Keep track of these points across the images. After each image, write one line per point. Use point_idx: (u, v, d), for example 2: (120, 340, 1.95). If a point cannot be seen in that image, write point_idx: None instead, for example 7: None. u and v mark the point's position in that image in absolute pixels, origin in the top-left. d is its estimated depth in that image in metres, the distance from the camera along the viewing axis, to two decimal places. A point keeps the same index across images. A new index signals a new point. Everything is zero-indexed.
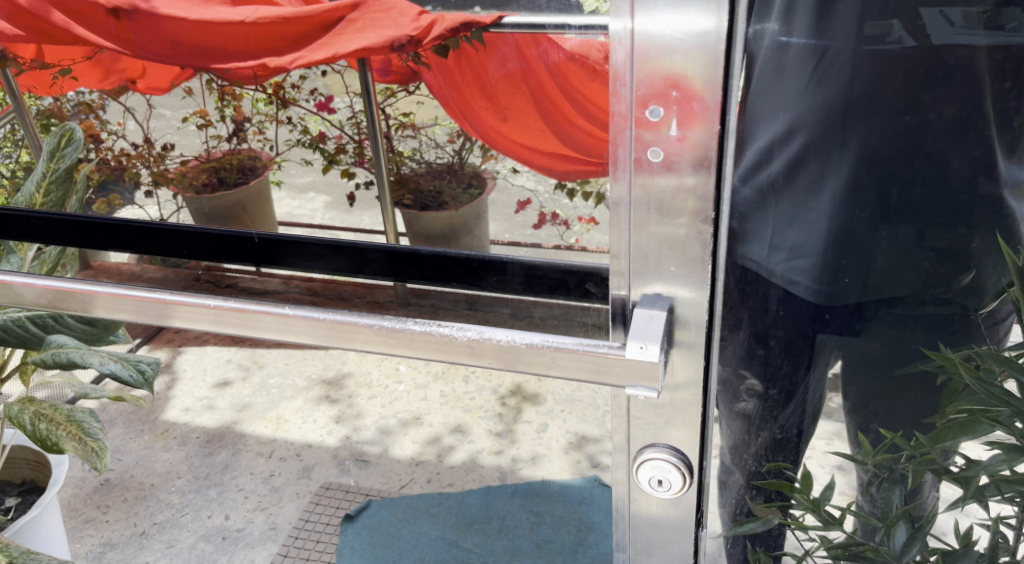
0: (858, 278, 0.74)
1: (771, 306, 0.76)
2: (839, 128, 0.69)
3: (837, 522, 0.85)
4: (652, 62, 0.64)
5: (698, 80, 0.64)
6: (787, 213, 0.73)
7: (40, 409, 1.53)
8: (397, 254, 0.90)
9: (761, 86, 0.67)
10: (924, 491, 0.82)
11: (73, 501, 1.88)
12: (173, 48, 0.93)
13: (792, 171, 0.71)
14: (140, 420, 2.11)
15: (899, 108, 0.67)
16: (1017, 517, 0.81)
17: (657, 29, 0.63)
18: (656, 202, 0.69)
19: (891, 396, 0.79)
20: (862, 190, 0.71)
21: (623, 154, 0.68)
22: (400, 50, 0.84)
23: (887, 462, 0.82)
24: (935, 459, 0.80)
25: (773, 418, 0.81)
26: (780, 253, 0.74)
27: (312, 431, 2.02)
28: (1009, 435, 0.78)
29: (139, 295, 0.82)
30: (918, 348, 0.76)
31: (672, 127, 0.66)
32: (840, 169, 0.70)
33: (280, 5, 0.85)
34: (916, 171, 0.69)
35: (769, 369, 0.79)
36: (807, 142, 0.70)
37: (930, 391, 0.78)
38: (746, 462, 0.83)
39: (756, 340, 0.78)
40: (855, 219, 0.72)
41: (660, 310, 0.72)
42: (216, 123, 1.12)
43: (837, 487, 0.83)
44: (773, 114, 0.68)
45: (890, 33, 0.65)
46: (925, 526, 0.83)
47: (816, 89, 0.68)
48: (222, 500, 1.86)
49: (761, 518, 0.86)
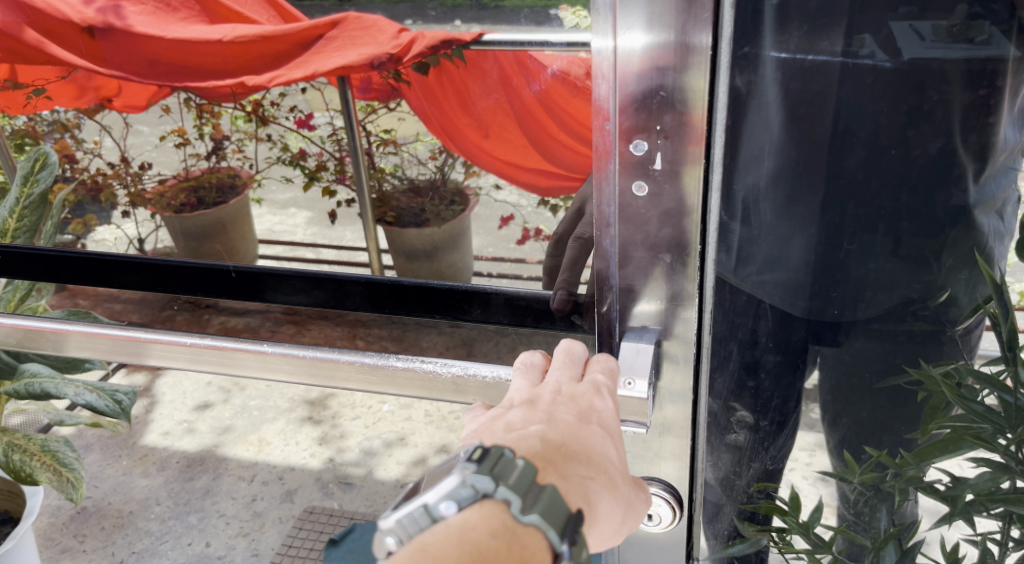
0: (838, 294, 0.75)
1: (761, 339, 0.78)
2: (820, 146, 0.69)
3: (827, 544, 0.84)
4: (637, 87, 0.63)
5: (688, 105, 0.64)
6: (773, 240, 0.74)
7: (14, 439, 1.51)
8: (378, 285, 0.97)
9: (745, 123, 0.68)
10: (909, 508, 0.81)
11: (49, 530, 1.79)
12: (148, 66, 0.90)
13: (771, 185, 0.71)
14: (118, 445, 2.01)
15: (885, 143, 0.68)
16: (1001, 533, 0.78)
17: (640, 49, 0.62)
18: (642, 232, 0.69)
19: (876, 409, 0.80)
20: (846, 214, 0.71)
21: (609, 190, 0.68)
22: (379, 68, 0.83)
23: (873, 480, 0.82)
24: (921, 477, 0.80)
25: (765, 449, 0.82)
26: (752, 265, 0.74)
27: (295, 453, 1.95)
28: (995, 452, 0.76)
29: (112, 334, 0.80)
30: (899, 364, 0.77)
31: (658, 161, 0.66)
32: (826, 199, 0.71)
33: (258, 22, 0.82)
34: (902, 206, 0.70)
35: (760, 400, 0.80)
36: (787, 158, 0.70)
37: (909, 407, 0.78)
38: (739, 490, 0.85)
39: (746, 372, 0.79)
40: (842, 251, 0.73)
41: (648, 344, 0.72)
42: (194, 140, 0.95)
43: (824, 507, 0.83)
44: (761, 146, 0.69)
45: (862, 47, 0.65)
46: (913, 544, 0.82)
47: (802, 123, 0.68)
48: (203, 527, 1.78)
49: (750, 540, 0.87)
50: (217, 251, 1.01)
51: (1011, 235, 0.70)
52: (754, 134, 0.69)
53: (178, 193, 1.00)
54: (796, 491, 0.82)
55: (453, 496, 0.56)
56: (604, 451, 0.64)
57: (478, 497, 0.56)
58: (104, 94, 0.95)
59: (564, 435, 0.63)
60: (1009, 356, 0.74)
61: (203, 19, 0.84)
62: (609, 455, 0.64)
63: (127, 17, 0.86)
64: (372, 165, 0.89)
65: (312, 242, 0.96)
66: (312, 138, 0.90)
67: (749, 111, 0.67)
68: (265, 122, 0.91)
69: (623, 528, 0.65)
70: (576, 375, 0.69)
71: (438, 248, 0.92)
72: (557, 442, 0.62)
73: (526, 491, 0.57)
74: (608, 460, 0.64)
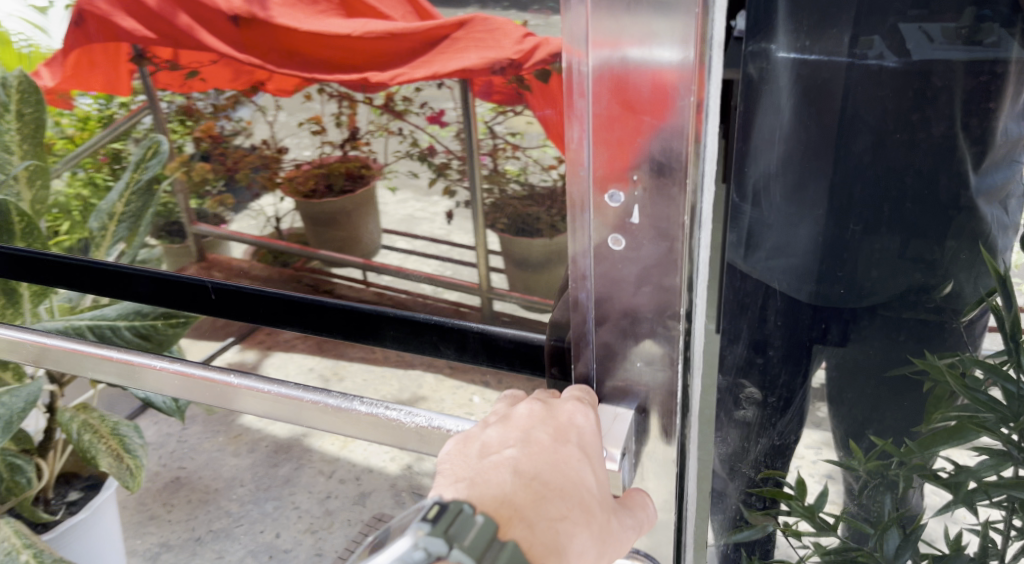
0: (842, 280, 0.79)
1: (769, 318, 0.84)
2: (825, 137, 0.75)
3: (831, 529, 0.87)
4: (609, 139, 0.69)
5: (659, 157, 0.68)
6: (782, 220, 0.80)
7: (89, 419, 1.62)
8: (354, 312, 0.97)
9: (757, 107, 0.75)
10: (912, 497, 0.83)
11: (143, 495, 1.97)
12: (290, 58, 0.89)
13: (779, 171, 0.78)
14: (219, 421, 2.17)
15: (891, 127, 0.73)
16: (1004, 522, 0.80)
17: (610, 105, 0.68)
18: (617, 277, 0.75)
19: (883, 400, 0.82)
20: (851, 202, 0.77)
21: (589, 241, 0.75)
22: (500, 73, 0.82)
23: (879, 469, 0.84)
24: (926, 466, 0.82)
25: (773, 425, 0.87)
26: (760, 251, 0.81)
27: (375, 455, 2.03)
28: (996, 440, 0.79)
29: (184, 373, 0.97)
30: (906, 355, 0.80)
31: (636, 214, 0.71)
32: (834, 181, 0.77)
33: (392, 19, 0.83)
34: (907, 188, 0.74)
35: (768, 377, 0.85)
36: (792, 146, 0.77)
37: (916, 396, 0.81)
38: (746, 470, 0.89)
39: (755, 350, 0.85)
40: (848, 232, 0.78)
41: (626, 411, 0.79)
42: (330, 130, 0.91)
43: (829, 495, 0.86)
44: (771, 130, 0.76)
45: (871, 48, 0.71)
46: (916, 531, 0.84)
47: (810, 109, 0.75)
48: (277, 517, 1.88)
49: (757, 525, 0.91)
50: (341, 240, 0.98)
51: (1017, 226, 0.73)
52: (763, 119, 0.76)
53: (310, 178, 0.95)
54: (802, 476, 0.86)
55: (405, 558, 0.60)
56: (580, 474, 0.70)
57: (431, 558, 0.60)
58: (259, 77, 0.91)
59: (536, 463, 0.69)
60: (1011, 347, 0.77)
61: (340, 12, 0.84)
62: (585, 479, 0.70)
63: (272, 8, 0.86)
64: (492, 170, 0.86)
65: (447, 236, 0.93)
66: (444, 135, 0.87)
67: (759, 98, 0.75)
68: (398, 116, 0.87)
69: (603, 556, 0.69)
70: (551, 400, 0.76)
71: (554, 259, 0.91)
72: (529, 474, 0.68)
73: (483, 551, 0.61)
74: (584, 485, 0.69)
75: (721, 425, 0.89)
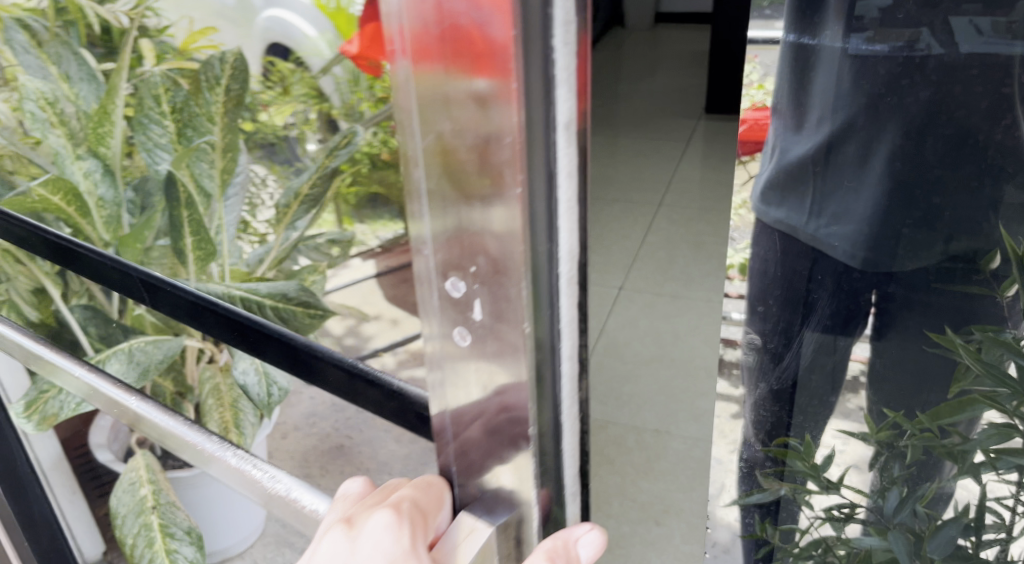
0: (886, 247, 0.81)
1: (771, 266, 0.87)
2: (862, 111, 0.77)
3: (836, 487, 0.96)
4: (442, 205, 0.61)
5: (497, 232, 0.59)
6: (823, 187, 0.83)
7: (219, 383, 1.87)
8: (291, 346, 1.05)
9: (791, 83, 0.78)
10: (922, 464, 0.90)
11: None
12: None
13: (827, 147, 0.80)
14: None
15: (889, 93, 0.75)
16: (1008, 496, 0.87)
17: (438, 169, 0.60)
18: (469, 371, 0.66)
19: (890, 363, 0.86)
20: (898, 170, 0.77)
21: (437, 324, 0.66)
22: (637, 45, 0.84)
23: (889, 439, 0.90)
24: (936, 436, 0.87)
25: (771, 369, 0.93)
26: (821, 220, 0.84)
27: None
28: (1003, 413, 0.83)
29: (104, 387, 1.04)
30: (923, 329, 0.83)
31: (476, 307, 0.62)
32: (869, 154, 0.78)
33: None
34: (906, 150, 0.76)
35: (768, 324, 0.90)
36: (834, 122, 0.78)
37: (936, 367, 0.84)
38: (749, 415, 0.96)
39: (756, 299, 0.89)
40: (875, 200, 0.80)
41: (487, 524, 0.69)
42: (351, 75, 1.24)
43: (835, 455, 0.94)
44: (801, 104, 0.78)
45: (918, 40, 0.71)
46: (918, 495, 0.92)
47: (834, 85, 0.76)
48: None
49: (768, 490, 1.00)
50: None
51: None
52: (808, 91, 0.78)
53: None
54: (812, 440, 0.94)
55: None
56: None
57: None
58: None
59: None
60: None
61: None
62: None
63: None
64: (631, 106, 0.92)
65: None
66: None
67: (790, 74, 0.77)
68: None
69: None
70: (354, 533, 0.68)
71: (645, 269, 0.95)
72: None
73: None
74: None
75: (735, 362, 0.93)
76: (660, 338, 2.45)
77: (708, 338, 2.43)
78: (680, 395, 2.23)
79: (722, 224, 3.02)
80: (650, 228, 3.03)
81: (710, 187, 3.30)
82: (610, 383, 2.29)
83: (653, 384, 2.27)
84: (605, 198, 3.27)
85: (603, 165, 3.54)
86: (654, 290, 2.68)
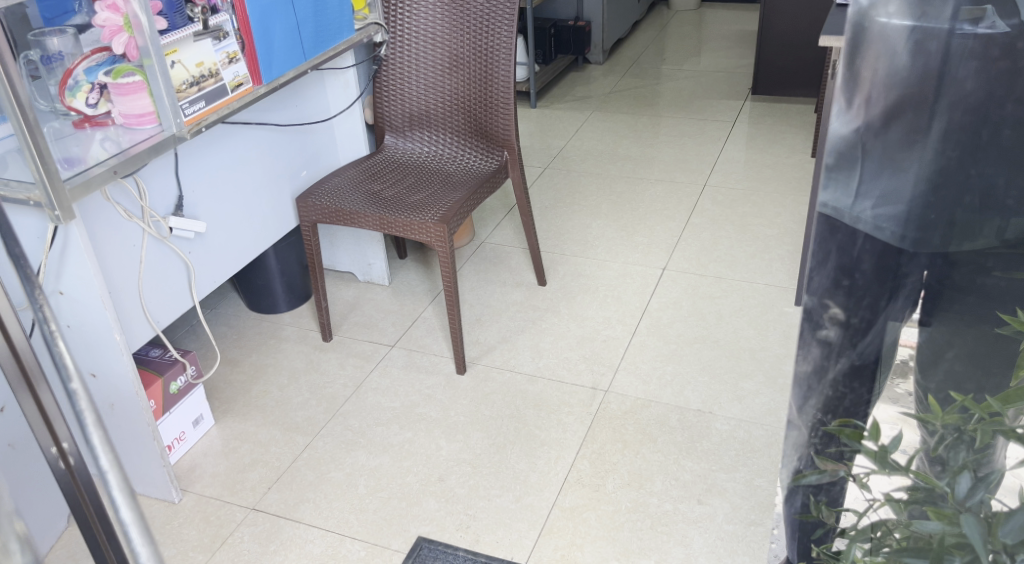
0: (936, 219, 0.87)
1: (858, 241, 0.90)
2: (944, 82, 0.80)
3: (903, 469, 0.96)
4: None
5: None
6: (881, 165, 0.86)
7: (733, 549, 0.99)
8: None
9: (867, 63, 0.80)
10: (991, 450, 0.88)
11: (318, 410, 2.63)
12: (442, 118, 2.43)
13: (883, 123, 0.83)
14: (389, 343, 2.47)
15: (995, 55, 0.78)
16: None
17: None
18: None
19: (960, 351, 0.91)
20: (981, 140, 0.82)
21: None
22: None
23: (955, 422, 0.90)
24: (1006, 421, 0.86)
25: (853, 345, 0.99)
26: (869, 201, 0.88)
27: (546, 408, 2.18)
28: None
29: None
30: (996, 312, 0.87)
31: None
32: (935, 122, 0.83)
33: (445, 86, 2.38)
34: (1007, 114, 0.80)
35: (852, 301, 0.95)
36: (900, 97, 0.82)
37: (1007, 357, 0.88)
38: (825, 388, 1.04)
39: (842, 273, 0.93)
40: (945, 159, 0.84)
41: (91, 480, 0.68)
42: None
43: (904, 439, 0.97)
44: (874, 81, 0.81)
45: (983, 17, 0.76)
46: (987, 477, 0.86)
47: (911, 60, 0.80)
48: None
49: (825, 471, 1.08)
50: None
51: None
52: (880, 69, 0.80)
53: None
54: (876, 422, 1.00)
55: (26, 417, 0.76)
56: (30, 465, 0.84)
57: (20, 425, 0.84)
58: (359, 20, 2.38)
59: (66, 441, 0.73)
60: None
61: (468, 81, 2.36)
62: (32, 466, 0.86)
63: None
64: None
65: None
66: None
67: (868, 50, 0.80)
68: None
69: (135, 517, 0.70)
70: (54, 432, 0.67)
71: None
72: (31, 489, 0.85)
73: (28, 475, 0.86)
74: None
75: (807, 340, 1.01)
76: (705, 318, 2.46)
77: (753, 319, 2.43)
78: (723, 376, 2.24)
79: (767, 206, 3.00)
80: (695, 209, 3.03)
81: (755, 169, 3.28)
82: (654, 362, 2.30)
83: (696, 363, 2.29)
84: (649, 177, 3.27)
85: (647, 144, 3.53)
86: (699, 271, 2.68)
